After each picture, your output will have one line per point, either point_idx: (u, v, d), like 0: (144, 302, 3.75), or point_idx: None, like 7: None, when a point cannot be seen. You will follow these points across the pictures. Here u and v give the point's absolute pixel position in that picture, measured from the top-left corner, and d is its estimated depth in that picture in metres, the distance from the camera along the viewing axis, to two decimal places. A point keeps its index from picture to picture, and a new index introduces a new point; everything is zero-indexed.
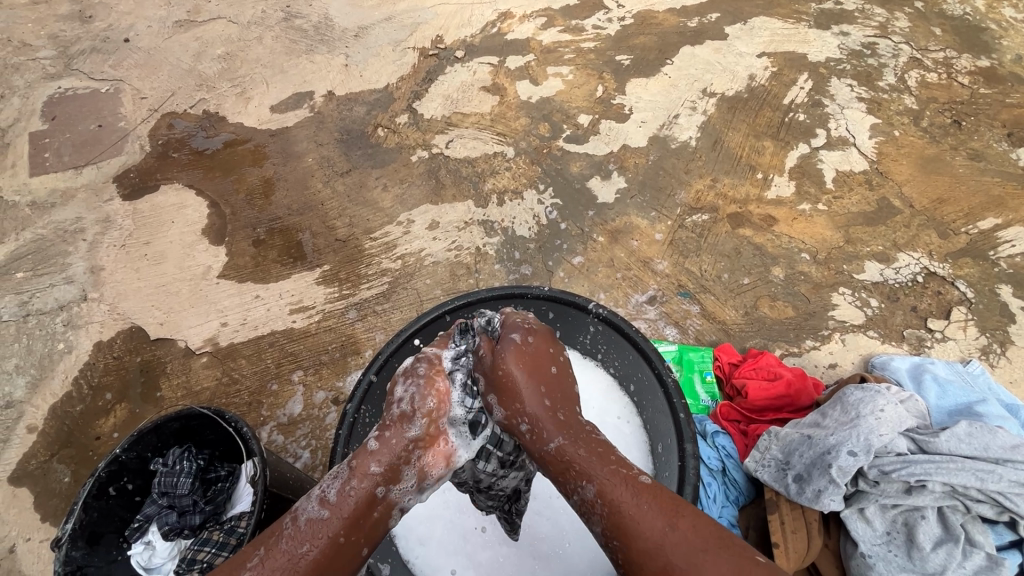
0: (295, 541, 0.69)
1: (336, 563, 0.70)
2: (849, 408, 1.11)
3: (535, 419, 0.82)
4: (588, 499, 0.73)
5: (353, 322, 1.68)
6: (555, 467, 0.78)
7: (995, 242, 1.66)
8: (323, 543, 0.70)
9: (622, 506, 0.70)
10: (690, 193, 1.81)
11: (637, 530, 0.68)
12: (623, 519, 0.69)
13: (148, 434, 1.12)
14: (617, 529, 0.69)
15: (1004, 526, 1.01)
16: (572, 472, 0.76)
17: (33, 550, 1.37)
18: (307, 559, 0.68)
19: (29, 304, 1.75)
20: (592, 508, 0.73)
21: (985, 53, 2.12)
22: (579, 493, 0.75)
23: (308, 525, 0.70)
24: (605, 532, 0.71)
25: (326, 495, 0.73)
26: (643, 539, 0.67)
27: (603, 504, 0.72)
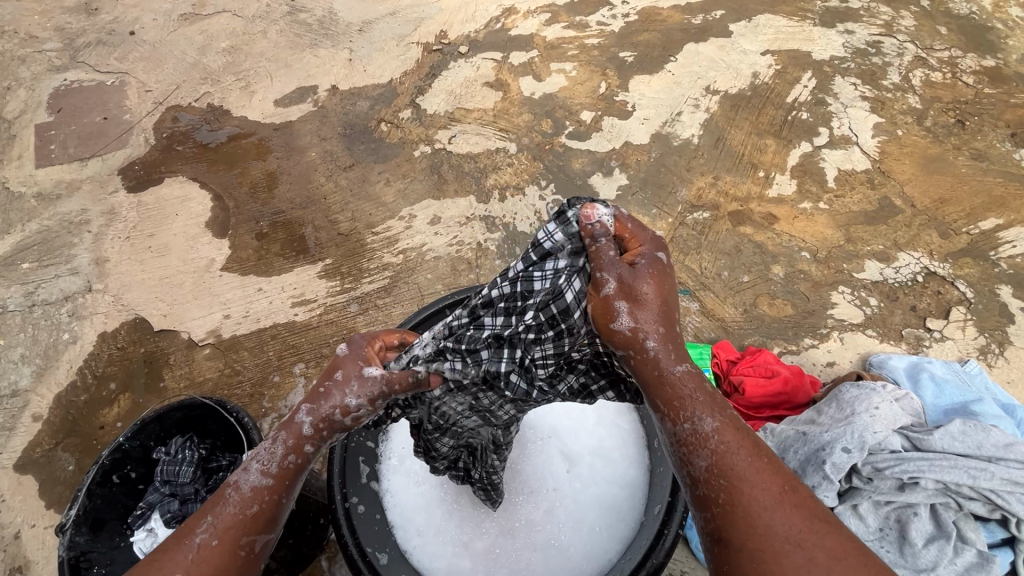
0: (241, 506, 0.68)
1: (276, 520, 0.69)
2: (844, 406, 1.12)
3: (653, 345, 0.70)
4: (700, 433, 0.67)
5: (355, 315, 1.69)
6: (662, 391, 0.69)
7: (996, 242, 1.66)
8: (265, 507, 0.68)
9: (738, 457, 0.65)
10: (691, 190, 1.82)
11: (751, 491, 0.63)
12: (737, 466, 0.65)
13: (151, 423, 1.14)
14: (729, 475, 0.64)
15: (996, 524, 1.02)
16: (683, 403, 0.68)
17: (38, 537, 1.40)
18: (257, 517, 0.68)
19: (35, 294, 1.77)
20: (704, 443, 0.66)
21: (991, 52, 2.11)
22: (694, 423, 0.67)
23: (251, 490, 0.68)
24: (708, 471, 0.65)
25: (266, 465, 0.70)
26: (753, 495, 0.63)
27: (716, 448, 0.66)
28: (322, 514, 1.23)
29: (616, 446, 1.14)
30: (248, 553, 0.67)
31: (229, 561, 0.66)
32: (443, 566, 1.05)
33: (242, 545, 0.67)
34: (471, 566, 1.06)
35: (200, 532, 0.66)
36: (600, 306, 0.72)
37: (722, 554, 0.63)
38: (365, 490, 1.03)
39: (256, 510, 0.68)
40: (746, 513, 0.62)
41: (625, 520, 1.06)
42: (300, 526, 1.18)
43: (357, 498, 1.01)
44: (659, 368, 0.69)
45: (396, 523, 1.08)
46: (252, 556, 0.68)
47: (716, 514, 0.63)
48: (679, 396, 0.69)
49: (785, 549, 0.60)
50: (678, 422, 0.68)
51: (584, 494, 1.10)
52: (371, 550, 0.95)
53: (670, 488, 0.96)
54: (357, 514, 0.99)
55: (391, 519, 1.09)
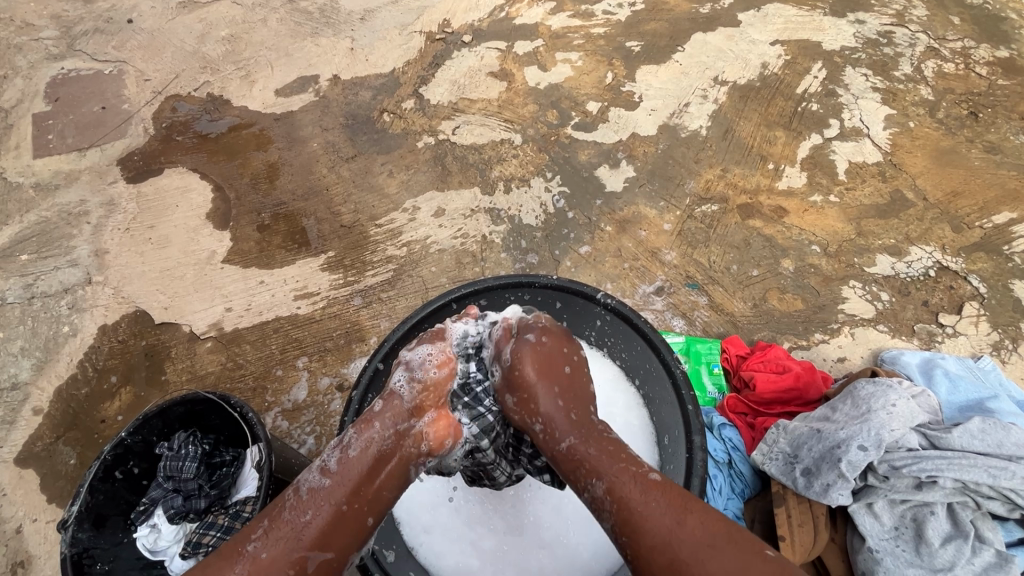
0: (298, 510, 0.78)
1: (335, 536, 0.77)
2: (860, 402, 1.10)
3: (541, 426, 0.86)
4: (597, 496, 0.78)
5: (358, 308, 1.67)
6: (566, 465, 0.82)
7: (1009, 237, 1.64)
8: (324, 512, 0.78)
9: (633, 506, 0.74)
10: (699, 183, 1.79)
11: (649, 517, 0.73)
12: (633, 515, 0.74)
13: (153, 418, 1.12)
14: (629, 528, 0.73)
15: (1014, 523, 1.01)
16: (579, 471, 0.80)
17: (40, 531, 1.38)
18: (307, 527, 0.77)
19: (34, 286, 1.74)
20: (602, 505, 0.76)
21: (1005, 43, 2.07)
22: (589, 489, 0.79)
23: (309, 494, 0.79)
24: (615, 528, 0.75)
25: (327, 465, 0.82)
26: (653, 535, 0.72)
27: (614, 501, 0.76)
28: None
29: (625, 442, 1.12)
30: (299, 569, 0.75)
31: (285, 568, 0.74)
32: (450, 564, 1.03)
33: (294, 560, 0.75)
34: (479, 564, 1.04)
35: (253, 539, 0.76)
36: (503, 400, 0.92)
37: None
38: None
39: (310, 516, 0.77)
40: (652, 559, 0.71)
41: None
42: None
43: None
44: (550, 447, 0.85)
45: (402, 520, 1.06)
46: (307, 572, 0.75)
47: (629, 558, 0.74)
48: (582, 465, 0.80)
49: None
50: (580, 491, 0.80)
51: None
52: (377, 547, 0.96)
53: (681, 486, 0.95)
54: None
55: (397, 515, 1.06)
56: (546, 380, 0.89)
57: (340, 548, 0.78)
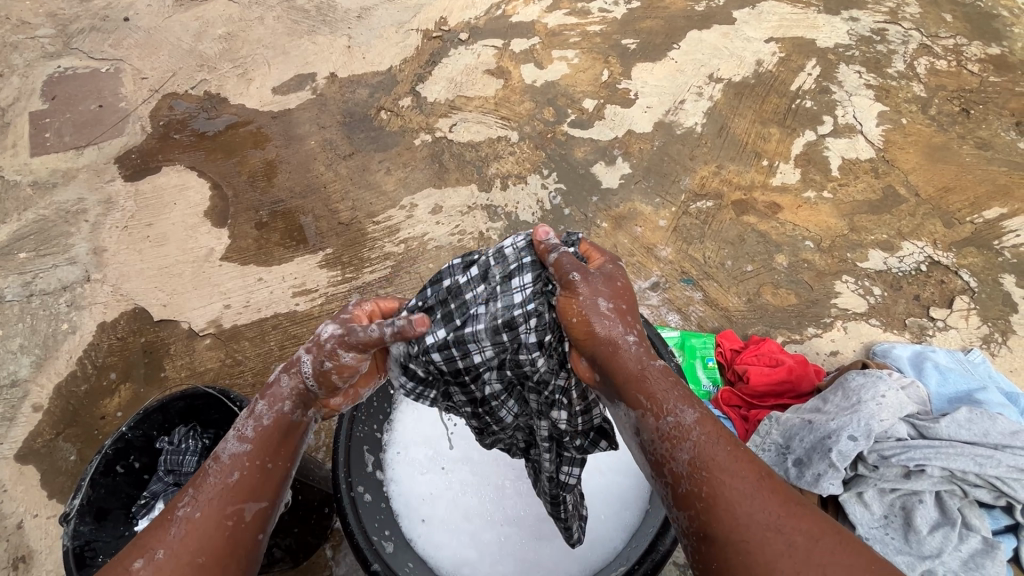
0: (222, 475, 0.70)
1: (264, 488, 0.71)
2: (850, 394, 1.12)
3: (632, 341, 0.73)
4: (682, 425, 0.66)
5: (356, 304, 1.68)
6: (642, 383, 0.69)
7: (1000, 232, 1.66)
8: (249, 470, 0.71)
9: (719, 448, 0.64)
10: (694, 179, 1.80)
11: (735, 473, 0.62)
12: (717, 457, 0.64)
13: (154, 412, 1.13)
14: (710, 466, 0.63)
15: (1000, 511, 1.03)
16: (662, 397, 0.68)
17: (41, 526, 1.39)
18: (237, 483, 0.70)
19: (33, 284, 1.75)
20: (687, 435, 0.65)
21: (996, 40, 2.09)
22: (676, 415, 0.67)
23: (231, 458, 0.71)
24: (691, 463, 0.64)
25: (243, 432, 0.73)
26: (734, 487, 0.61)
27: (702, 434, 0.65)
28: (325, 504, 1.23)
29: None
30: (237, 523, 0.68)
31: (215, 530, 0.66)
32: (448, 554, 1.04)
33: (230, 514, 0.68)
34: (477, 555, 1.05)
35: (181, 506, 0.67)
36: (578, 314, 0.75)
37: (710, 552, 0.60)
38: (370, 479, 1.03)
39: (239, 476, 0.70)
40: (728, 502, 0.60)
41: (630, 508, 1.06)
42: (303, 516, 1.18)
43: (363, 487, 1.00)
44: (640, 361, 0.70)
45: (401, 512, 1.07)
46: (241, 524, 0.68)
47: (703, 503, 0.62)
48: (654, 390, 0.69)
49: (765, 536, 0.59)
50: (661, 417, 0.67)
51: (589, 483, 1.10)
52: (375, 538, 0.94)
53: None
54: (363, 503, 0.98)
55: (393, 507, 1.07)
56: (630, 317, 0.75)
57: (272, 499, 0.71)
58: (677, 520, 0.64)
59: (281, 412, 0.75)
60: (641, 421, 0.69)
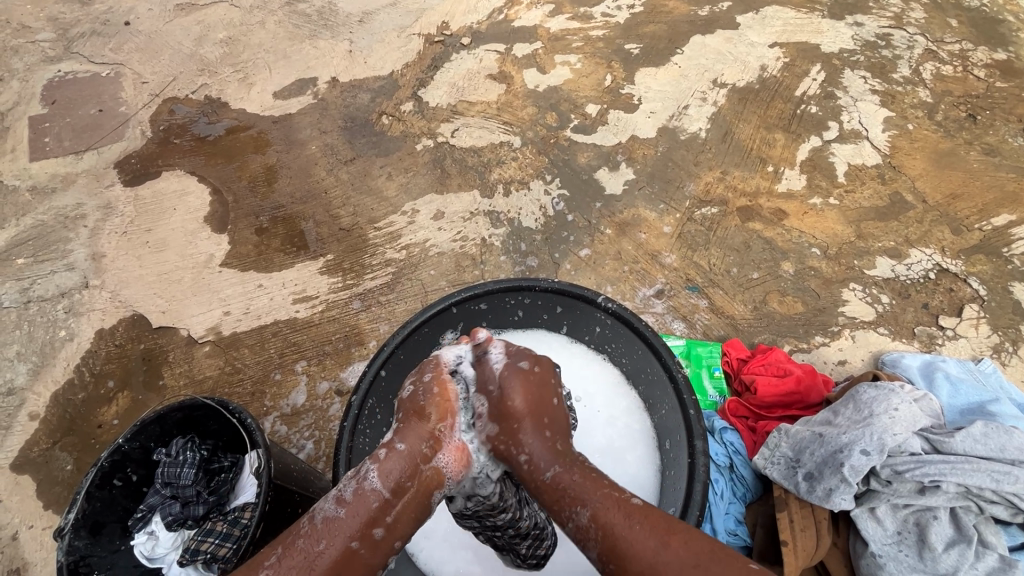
0: (312, 540, 0.68)
1: (349, 568, 0.68)
2: (862, 407, 1.10)
3: (523, 459, 0.76)
4: (581, 525, 0.70)
5: (357, 312, 1.66)
6: (545, 496, 0.74)
7: (1008, 239, 1.64)
8: (338, 544, 0.68)
9: (617, 531, 0.67)
10: (699, 185, 1.79)
11: (633, 542, 0.66)
12: (619, 542, 0.67)
13: (151, 424, 1.11)
14: (615, 556, 0.66)
15: (1017, 528, 1.01)
16: (561, 498, 0.72)
17: (36, 538, 1.37)
18: (322, 557, 0.67)
19: (30, 290, 1.73)
20: (587, 534, 0.69)
21: (1002, 45, 2.07)
22: (574, 519, 0.71)
23: (325, 523, 0.69)
24: (601, 558, 0.68)
25: (342, 494, 0.71)
26: (637, 560, 0.65)
27: (599, 531, 0.68)
28: (304, 503, 1.18)
29: (627, 448, 1.12)
30: None
31: None
32: (451, 571, 1.02)
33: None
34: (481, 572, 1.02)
35: (267, 564, 0.67)
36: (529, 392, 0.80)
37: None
38: None
39: (325, 546, 0.68)
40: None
41: None
42: None
43: None
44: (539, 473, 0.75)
45: None
46: None
47: None
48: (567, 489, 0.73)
49: None
50: (564, 522, 0.72)
51: None
52: None
53: (684, 492, 0.94)
54: None
55: None
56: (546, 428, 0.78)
57: None
58: None
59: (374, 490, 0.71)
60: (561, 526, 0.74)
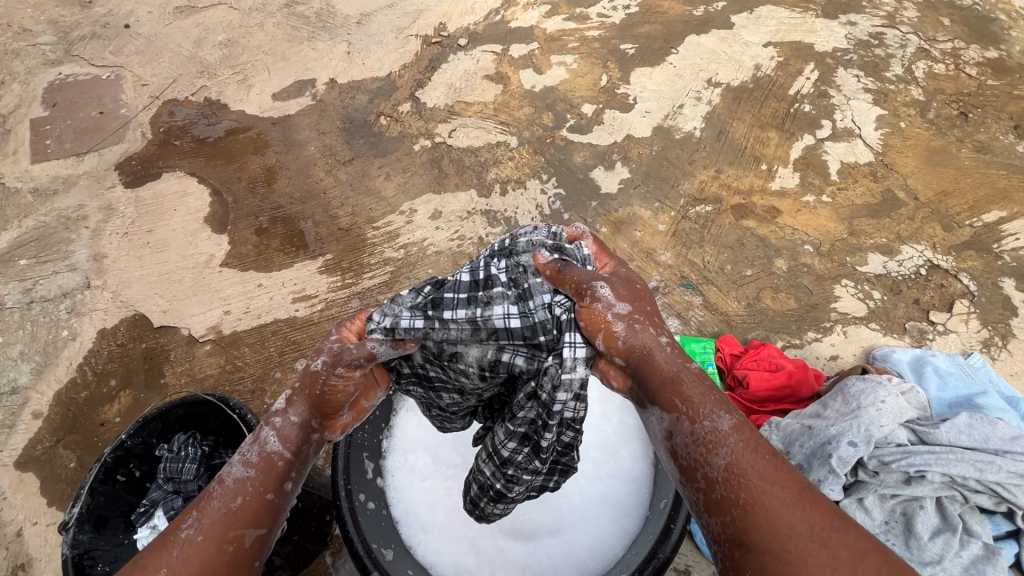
0: (227, 499, 0.65)
1: (268, 515, 0.66)
2: (850, 399, 1.12)
3: (666, 341, 0.69)
4: (708, 435, 0.60)
5: (356, 310, 1.68)
6: (669, 390, 0.64)
7: (999, 235, 1.66)
8: (251, 500, 0.66)
9: (759, 454, 0.58)
10: (693, 184, 1.81)
11: (782, 472, 0.56)
12: (759, 465, 0.57)
13: (154, 420, 1.13)
14: (744, 476, 0.56)
15: (1000, 516, 1.03)
16: (694, 402, 0.62)
17: (40, 534, 1.39)
18: (242, 510, 0.65)
19: (33, 291, 1.75)
20: (723, 440, 0.59)
21: (994, 44, 2.09)
22: (713, 420, 0.60)
23: (235, 483, 0.67)
24: (726, 470, 0.57)
25: (247, 457, 0.69)
26: (783, 489, 0.55)
27: (742, 441, 0.59)
28: (305, 498, 1.16)
29: (619, 442, 1.14)
30: (238, 548, 0.63)
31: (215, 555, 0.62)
32: (448, 563, 1.04)
33: (230, 540, 0.63)
34: (476, 563, 1.05)
35: (185, 526, 0.63)
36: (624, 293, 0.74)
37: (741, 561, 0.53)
38: (371, 488, 1.04)
39: (240, 502, 0.65)
40: (768, 512, 0.53)
41: (630, 515, 1.04)
42: (303, 523, 1.18)
43: (365, 497, 1.01)
44: (677, 363, 0.66)
45: (400, 519, 1.07)
46: (241, 552, 0.63)
47: (741, 505, 0.55)
48: (691, 393, 0.63)
49: (808, 549, 0.51)
50: (696, 421, 0.61)
51: (589, 490, 1.10)
52: (375, 546, 0.94)
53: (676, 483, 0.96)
54: (366, 510, 1.00)
55: (394, 515, 1.07)
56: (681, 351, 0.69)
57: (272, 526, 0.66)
58: (709, 527, 0.57)
59: (274, 451, 0.69)
60: (674, 424, 0.63)
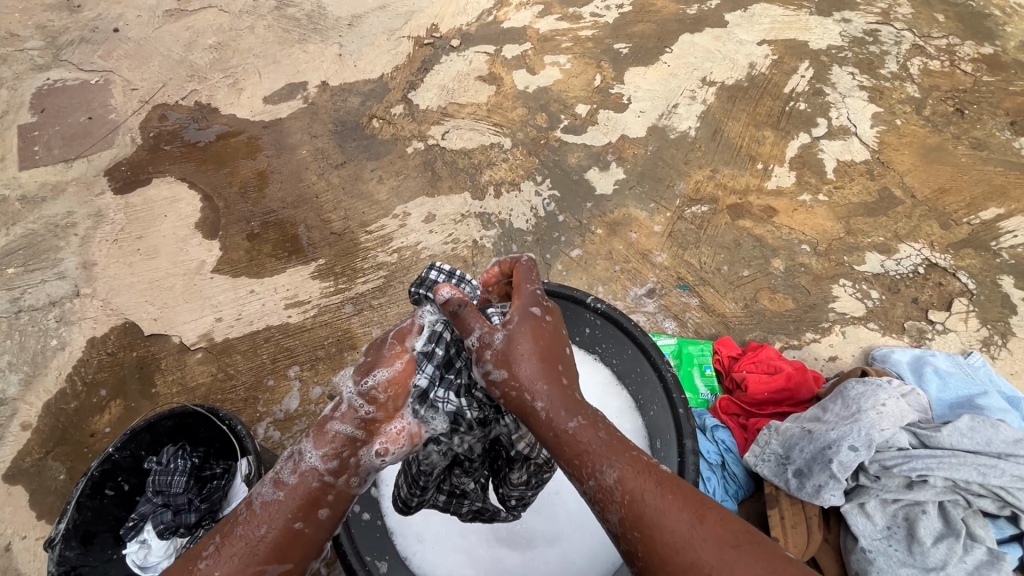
0: (253, 526, 0.65)
1: (295, 548, 0.65)
2: (850, 402, 1.11)
3: (538, 406, 0.66)
4: (604, 487, 0.61)
5: (349, 316, 1.66)
6: (564, 450, 0.64)
7: (996, 233, 1.65)
8: (279, 528, 0.65)
9: (646, 498, 0.59)
10: (689, 184, 1.79)
11: (667, 514, 0.58)
12: (647, 511, 0.59)
13: (141, 432, 1.11)
14: (641, 526, 0.58)
15: (1005, 520, 1.01)
16: (584, 458, 0.63)
17: (29, 548, 1.37)
18: (263, 541, 0.64)
19: (21, 300, 1.73)
20: (610, 497, 0.60)
21: (989, 40, 2.08)
22: (596, 479, 0.62)
23: (264, 507, 0.66)
24: (622, 523, 0.59)
25: (281, 477, 0.67)
26: (669, 531, 0.57)
27: (624, 497, 0.60)
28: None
29: None
30: None
31: None
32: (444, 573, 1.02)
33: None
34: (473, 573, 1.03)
35: (205, 557, 0.64)
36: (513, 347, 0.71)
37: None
38: (366, 497, 1.03)
39: (265, 530, 0.65)
40: (670, 557, 0.56)
41: None
42: None
43: (360, 508, 1.02)
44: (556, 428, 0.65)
45: (394, 530, 1.05)
46: None
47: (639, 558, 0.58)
48: (583, 446, 0.64)
49: None
50: (583, 481, 0.63)
51: None
52: (369, 558, 0.95)
53: None
54: (361, 521, 1.00)
55: (389, 525, 1.05)
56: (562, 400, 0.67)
57: (300, 560, 0.66)
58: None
59: (307, 473, 0.67)
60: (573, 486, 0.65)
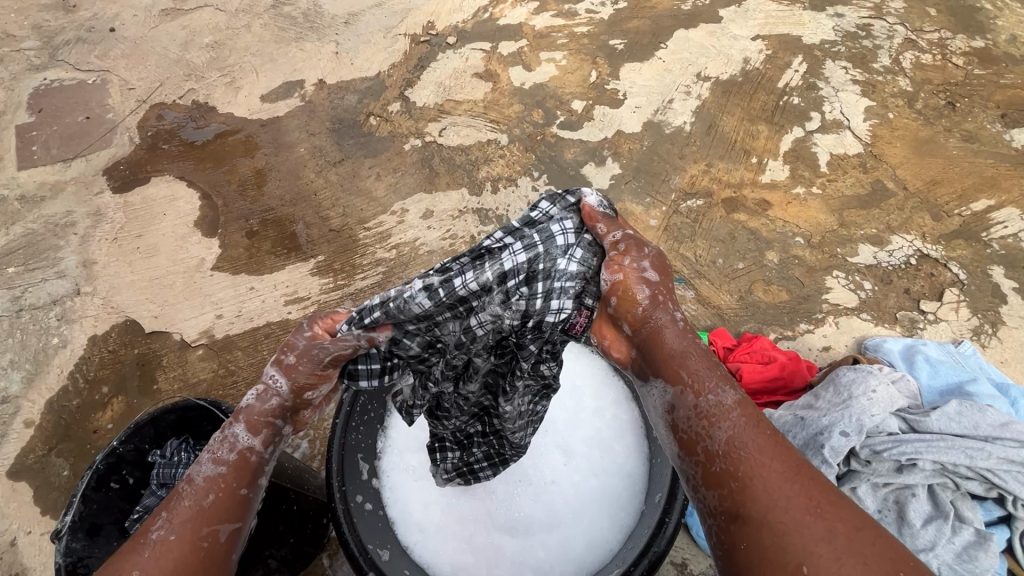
0: (197, 497, 0.68)
1: (241, 510, 0.70)
2: (841, 389, 1.13)
3: (677, 321, 0.75)
4: (720, 407, 0.67)
5: (349, 311, 1.67)
6: (686, 365, 0.71)
7: (987, 224, 1.67)
8: (225, 494, 0.69)
9: (754, 431, 0.65)
10: (684, 178, 1.81)
11: (768, 448, 0.63)
12: (752, 440, 0.64)
13: (145, 426, 1.13)
14: (745, 448, 0.63)
15: (992, 502, 1.04)
16: (703, 378, 0.69)
17: (34, 543, 1.38)
18: (213, 504, 0.68)
19: (22, 299, 1.74)
20: (724, 415, 0.66)
21: (980, 33, 2.10)
22: (716, 395, 0.67)
23: (204, 481, 0.69)
24: (726, 444, 0.64)
25: (218, 455, 0.71)
26: (771, 461, 0.62)
27: (738, 420, 0.65)
28: (299, 501, 1.16)
29: (614, 437, 1.13)
30: (213, 543, 0.66)
31: (191, 551, 0.64)
32: (445, 560, 1.04)
33: (205, 536, 0.66)
34: (474, 560, 1.05)
35: (155, 529, 0.66)
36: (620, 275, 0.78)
37: (741, 530, 0.60)
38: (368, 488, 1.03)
39: (213, 498, 0.68)
40: (764, 484, 0.60)
41: (625, 509, 1.03)
42: (300, 525, 1.19)
43: (362, 497, 1.00)
44: (683, 341, 0.73)
45: (396, 519, 1.06)
46: (218, 545, 0.67)
47: (736, 477, 0.62)
48: (695, 369, 0.70)
49: (801, 520, 0.58)
50: (701, 395, 0.68)
51: (585, 485, 1.10)
52: (371, 547, 0.94)
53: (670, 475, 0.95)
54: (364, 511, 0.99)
55: (391, 515, 1.06)
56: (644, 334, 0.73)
57: (247, 520, 0.70)
58: (706, 500, 0.64)
59: (243, 449, 0.72)
60: (678, 398, 0.69)
